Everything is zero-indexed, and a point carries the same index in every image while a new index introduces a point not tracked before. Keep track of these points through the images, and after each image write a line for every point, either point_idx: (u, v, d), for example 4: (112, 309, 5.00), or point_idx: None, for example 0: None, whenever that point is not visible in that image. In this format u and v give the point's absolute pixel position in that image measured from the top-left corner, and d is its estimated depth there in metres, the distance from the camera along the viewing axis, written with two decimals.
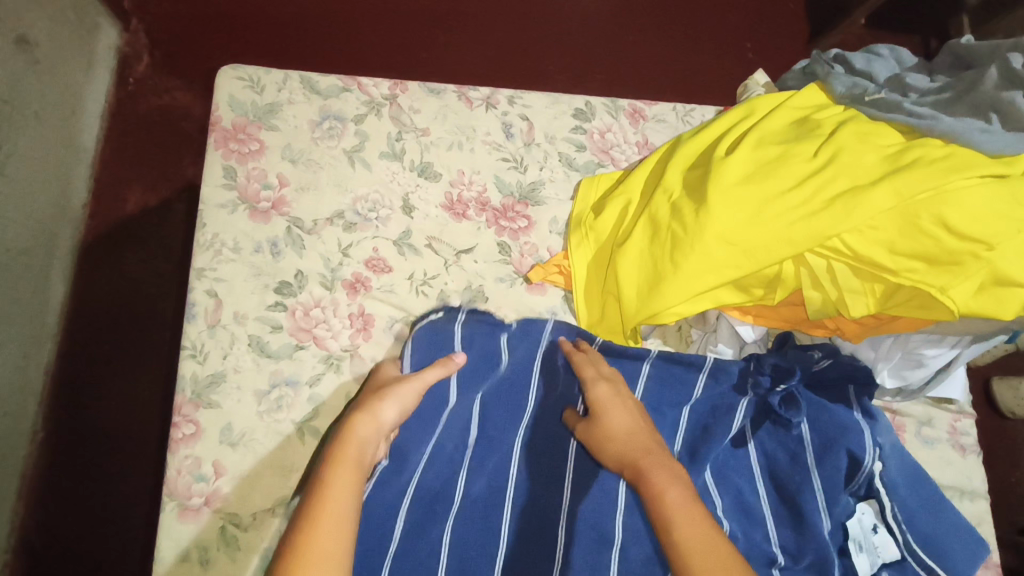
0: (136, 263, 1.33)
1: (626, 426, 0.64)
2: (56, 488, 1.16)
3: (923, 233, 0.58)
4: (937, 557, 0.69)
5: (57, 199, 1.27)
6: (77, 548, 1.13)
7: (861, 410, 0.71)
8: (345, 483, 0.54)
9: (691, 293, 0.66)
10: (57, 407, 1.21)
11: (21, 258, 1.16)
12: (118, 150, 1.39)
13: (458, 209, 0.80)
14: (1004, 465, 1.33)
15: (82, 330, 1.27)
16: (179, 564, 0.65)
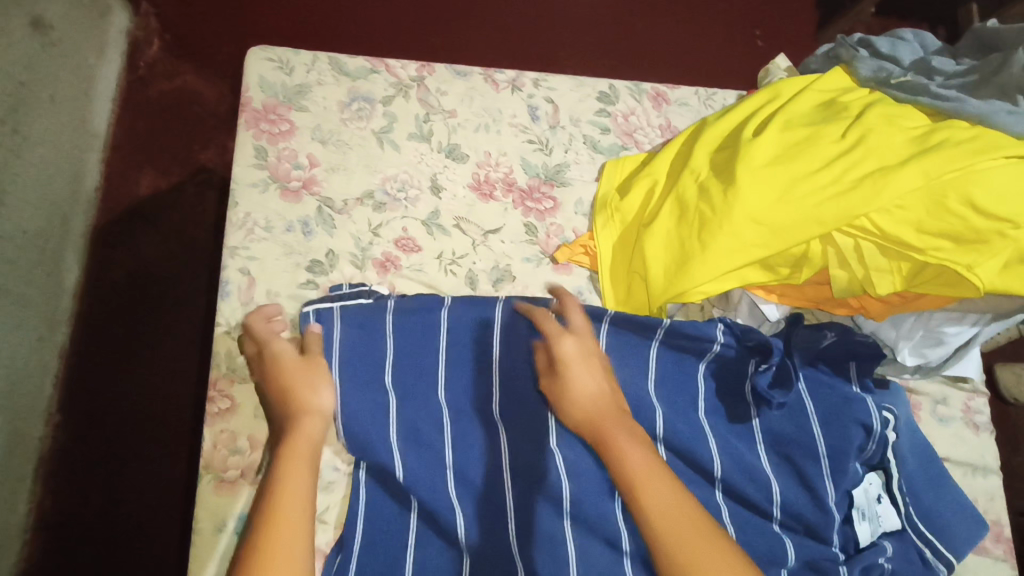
0: (151, 247, 1.33)
1: (586, 397, 0.62)
2: (73, 470, 1.17)
3: (951, 212, 0.59)
4: (935, 529, 0.76)
5: (70, 182, 1.27)
6: (95, 530, 1.14)
7: (862, 386, 0.77)
8: (296, 472, 0.55)
9: (718, 271, 0.67)
10: (73, 388, 1.22)
11: (36, 241, 1.16)
12: (130, 133, 1.39)
13: (485, 190, 0.81)
14: (1006, 449, 1.37)
15: (97, 312, 1.27)
16: (218, 535, 0.67)
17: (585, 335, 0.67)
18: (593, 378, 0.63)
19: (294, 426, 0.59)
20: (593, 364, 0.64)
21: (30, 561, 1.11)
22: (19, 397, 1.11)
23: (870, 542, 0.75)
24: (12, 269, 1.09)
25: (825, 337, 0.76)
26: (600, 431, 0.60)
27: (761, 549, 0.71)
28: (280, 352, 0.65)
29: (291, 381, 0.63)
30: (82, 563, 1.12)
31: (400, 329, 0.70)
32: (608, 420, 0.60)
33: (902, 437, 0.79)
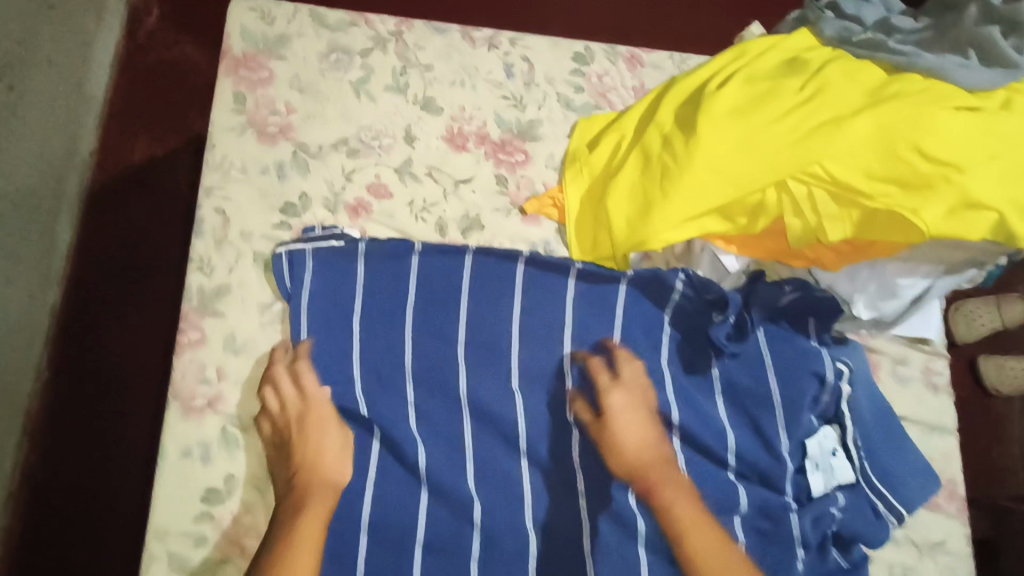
0: (141, 211, 1.35)
1: (633, 440, 0.72)
2: (61, 426, 1.20)
3: (900, 159, 0.61)
4: (888, 484, 0.78)
5: (65, 144, 1.29)
6: (80, 483, 1.17)
7: (820, 342, 0.79)
8: (310, 545, 0.63)
9: (678, 219, 0.69)
10: (62, 345, 1.24)
11: (29, 199, 1.18)
12: (126, 100, 1.42)
13: (459, 141, 0.83)
14: (985, 437, 1.38)
15: (88, 273, 1.30)
16: (182, 460, 0.70)
17: (630, 387, 0.76)
18: (637, 427, 0.73)
19: (318, 495, 0.67)
20: (641, 413, 0.74)
21: (16, 511, 1.14)
22: (8, 350, 1.14)
23: (823, 493, 0.77)
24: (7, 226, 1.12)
25: (784, 293, 0.77)
26: (649, 478, 0.70)
27: (713, 493, 0.75)
28: (314, 412, 0.71)
29: (325, 450, 0.70)
30: (67, 515, 1.15)
31: (371, 273, 0.76)
32: (654, 467, 0.71)
33: (859, 397, 0.79)
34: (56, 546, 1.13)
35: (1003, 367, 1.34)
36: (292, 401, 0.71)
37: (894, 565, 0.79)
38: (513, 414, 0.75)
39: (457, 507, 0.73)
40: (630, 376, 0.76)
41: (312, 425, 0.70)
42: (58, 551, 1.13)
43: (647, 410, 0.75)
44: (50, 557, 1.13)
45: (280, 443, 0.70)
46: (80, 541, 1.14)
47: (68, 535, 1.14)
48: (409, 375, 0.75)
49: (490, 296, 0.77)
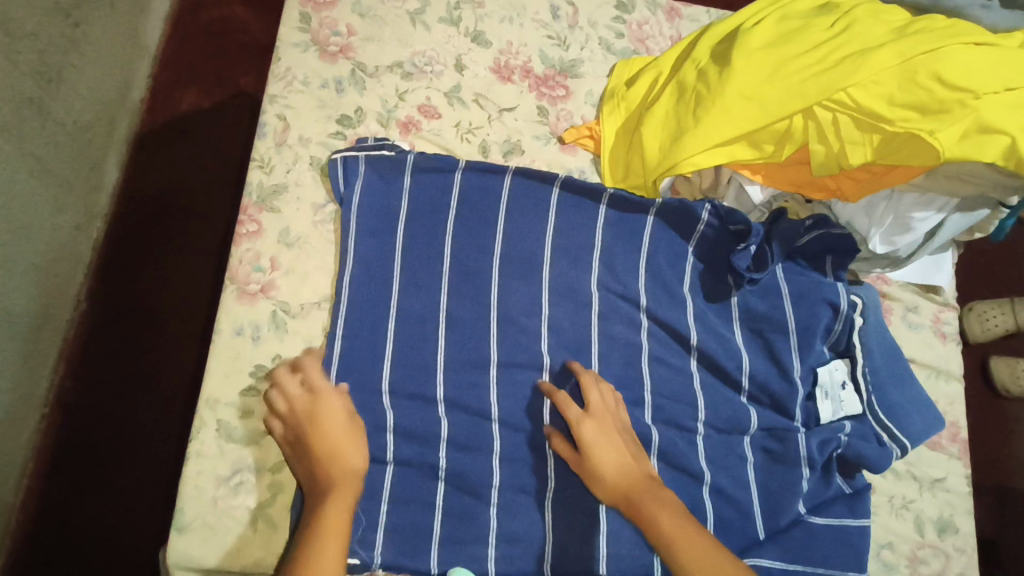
0: (185, 156, 1.37)
1: (612, 463, 0.70)
2: (96, 353, 1.19)
3: (920, 86, 0.66)
4: (892, 415, 0.80)
5: (118, 87, 1.30)
6: (108, 408, 1.16)
7: (836, 279, 0.83)
8: (336, 540, 0.61)
9: (709, 142, 0.74)
10: (100, 277, 1.25)
11: (83, 133, 1.20)
12: (178, 52, 1.44)
13: (504, 73, 0.88)
14: (993, 438, 1.33)
15: (130, 210, 1.31)
16: (234, 337, 0.75)
17: (601, 413, 0.73)
18: (617, 451, 0.71)
19: (328, 490, 0.64)
20: (621, 436, 0.73)
21: (46, 433, 1.13)
22: (52, 276, 1.14)
23: (831, 420, 0.81)
24: (58, 151, 1.12)
25: (804, 228, 0.81)
26: (634, 503, 0.68)
27: (724, 412, 0.80)
28: (315, 408, 0.69)
29: (334, 447, 0.67)
30: (93, 439, 1.14)
31: (417, 184, 0.81)
32: (639, 485, 0.69)
33: (869, 333, 0.82)
34: (81, 469, 1.11)
35: (1015, 367, 1.31)
36: (302, 399, 0.70)
37: (894, 496, 0.83)
38: (540, 324, 0.80)
39: (484, 405, 0.76)
40: (600, 402, 0.74)
41: (327, 411, 0.69)
42: (81, 474, 1.11)
43: (622, 430, 0.73)
44: (73, 479, 1.11)
45: (295, 444, 0.68)
46: (105, 465, 1.12)
47: (91, 459, 1.12)
48: (446, 279, 0.79)
49: (525, 214, 0.82)
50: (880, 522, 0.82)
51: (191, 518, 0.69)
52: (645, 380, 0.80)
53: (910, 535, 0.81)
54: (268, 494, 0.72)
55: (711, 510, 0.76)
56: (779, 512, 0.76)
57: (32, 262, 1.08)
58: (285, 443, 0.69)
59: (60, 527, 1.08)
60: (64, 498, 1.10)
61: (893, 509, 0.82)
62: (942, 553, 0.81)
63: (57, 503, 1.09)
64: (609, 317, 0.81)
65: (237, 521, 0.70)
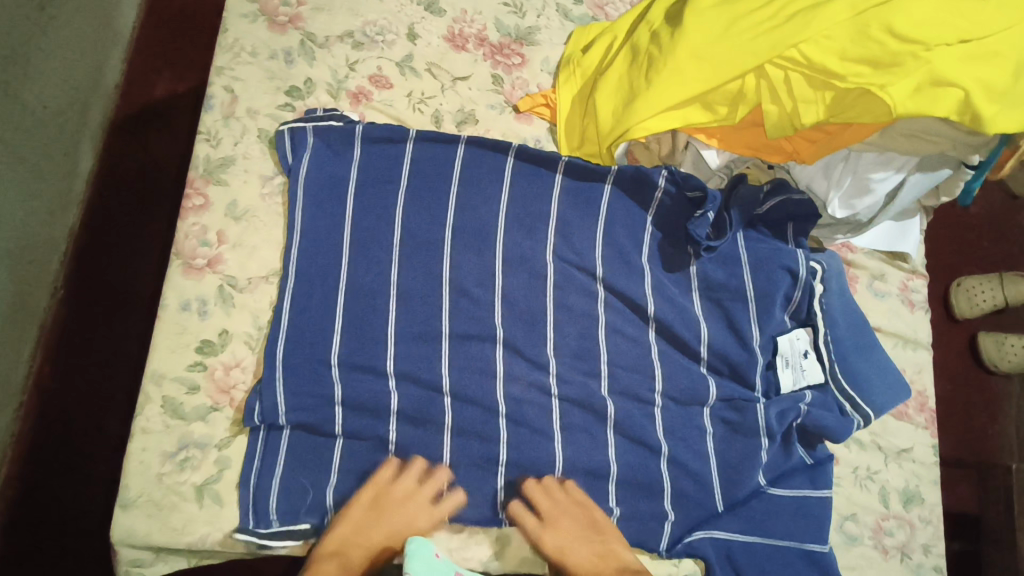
0: (161, 141, 1.25)
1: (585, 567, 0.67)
2: (73, 342, 1.12)
3: (872, 39, 0.63)
4: (857, 385, 0.78)
5: (97, 62, 1.18)
6: (85, 394, 1.09)
7: (797, 246, 0.82)
8: None
9: (661, 105, 0.72)
10: (78, 261, 1.16)
11: (56, 118, 1.09)
12: (152, 35, 1.30)
13: (458, 42, 0.86)
14: (980, 417, 1.30)
15: (108, 197, 1.20)
16: (180, 312, 0.74)
17: (557, 517, 0.70)
18: (583, 550, 0.68)
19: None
20: (583, 534, 0.69)
21: (24, 421, 1.07)
22: (25, 263, 1.06)
23: (792, 389, 0.80)
24: (31, 137, 1.03)
25: (762, 197, 0.80)
26: None
27: (682, 382, 0.78)
28: (413, 515, 0.68)
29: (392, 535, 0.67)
30: (68, 429, 1.07)
31: (366, 155, 0.80)
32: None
33: (831, 300, 0.81)
34: (55, 461, 1.06)
35: (1003, 344, 1.27)
36: (416, 504, 0.69)
37: (859, 467, 0.81)
38: (494, 296, 0.78)
39: (436, 378, 0.75)
40: (550, 505, 0.70)
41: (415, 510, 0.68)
42: (55, 467, 1.05)
43: (587, 529, 0.69)
44: (47, 472, 1.05)
45: (366, 510, 0.67)
46: (82, 453, 1.07)
47: (65, 451, 1.06)
48: (396, 252, 0.78)
49: (479, 184, 0.80)
50: (844, 494, 0.80)
51: (136, 495, 0.68)
52: (602, 350, 0.79)
53: (875, 507, 0.80)
54: (216, 470, 0.71)
55: (666, 481, 0.75)
56: (737, 483, 0.75)
57: (5, 251, 1.00)
58: (359, 497, 0.68)
59: (33, 521, 1.03)
60: (38, 490, 1.04)
61: (857, 481, 0.81)
62: (906, 524, 0.79)
63: (31, 495, 1.04)
64: (565, 288, 0.80)
65: (183, 498, 0.69)
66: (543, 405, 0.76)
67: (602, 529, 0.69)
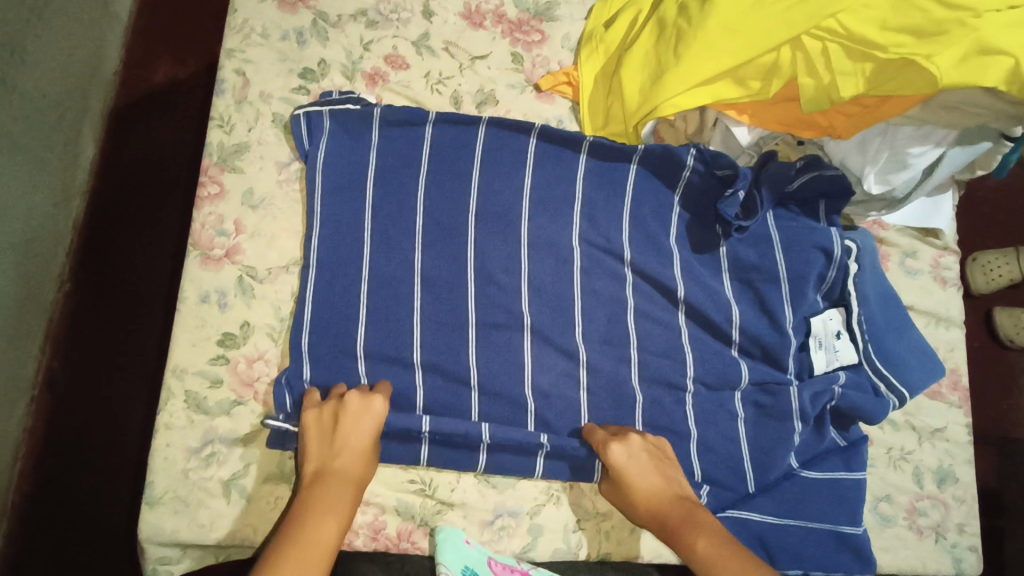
0: (164, 127, 1.21)
1: (646, 484, 0.67)
2: (84, 335, 1.10)
3: (915, 7, 0.61)
4: (891, 364, 0.76)
5: (93, 48, 1.14)
6: (98, 388, 1.08)
7: (829, 224, 0.80)
8: (331, 521, 0.58)
9: (691, 81, 0.69)
10: (84, 253, 1.14)
11: (55, 107, 1.05)
12: (150, 17, 1.26)
13: (476, 19, 0.83)
14: (998, 391, 1.28)
15: (111, 187, 1.17)
16: (199, 304, 0.72)
17: (629, 437, 0.69)
18: (646, 470, 0.68)
19: (340, 495, 0.61)
20: (648, 461, 0.69)
21: (35, 417, 1.06)
22: (31, 257, 1.04)
23: (825, 371, 0.78)
24: (31, 127, 1.00)
25: (795, 173, 0.77)
26: (668, 526, 0.64)
27: (714, 366, 0.77)
28: (364, 408, 0.67)
29: (357, 439, 0.65)
30: (80, 424, 1.06)
31: (384, 139, 0.77)
32: (670, 512, 0.65)
33: (865, 279, 0.78)
34: (68, 455, 1.05)
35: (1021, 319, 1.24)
36: (358, 398, 0.67)
37: (893, 448, 0.80)
38: (520, 282, 0.76)
39: (463, 368, 0.73)
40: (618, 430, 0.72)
41: (360, 408, 0.67)
42: (68, 460, 1.04)
43: (654, 457, 0.69)
44: (61, 465, 1.04)
45: (318, 433, 0.66)
46: (95, 447, 1.05)
47: (79, 445, 1.05)
48: (418, 239, 0.76)
49: (502, 167, 0.78)
50: (879, 475, 0.79)
51: (162, 492, 0.67)
52: (631, 335, 0.77)
53: (909, 487, 0.79)
54: (242, 465, 0.70)
55: (698, 466, 0.74)
56: (771, 468, 0.74)
57: (9, 244, 0.98)
58: (304, 433, 0.66)
59: (48, 515, 1.02)
60: (52, 484, 1.03)
61: (891, 462, 0.80)
62: (941, 504, 0.78)
63: (45, 490, 1.03)
64: (592, 272, 0.78)
65: (210, 493, 0.68)
66: (572, 393, 0.75)
67: (668, 460, 0.70)
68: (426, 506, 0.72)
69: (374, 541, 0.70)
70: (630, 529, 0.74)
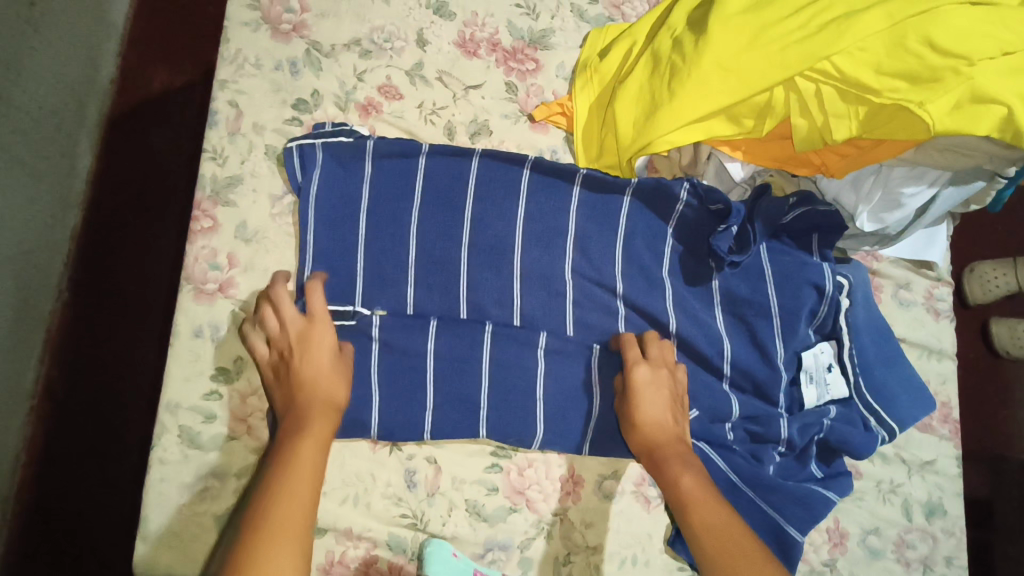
0: (160, 139, 1.21)
1: (653, 412, 0.70)
2: (80, 350, 1.10)
3: (910, 52, 0.61)
4: (881, 399, 0.77)
5: (89, 59, 1.14)
6: (98, 402, 1.08)
7: (821, 258, 0.79)
8: (309, 438, 0.61)
9: (685, 119, 0.69)
10: (81, 266, 1.13)
11: (52, 119, 1.04)
12: (146, 28, 1.25)
13: (470, 48, 0.83)
14: (992, 405, 1.28)
15: (107, 200, 1.17)
16: (193, 338, 0.72)
17: (660, 367, 0.72)
18: (660, 402, 0.70)
19: (309, 406, 0.64)
20: (666, 392, 0.71)
21: (34, 427, 1.05)
22: (28, 270, 1.03)
23: (816, 406, 0.78)
24: (30, 141, 0.99)
25: (787, 207, 0.77)
26: (659, 458, 0.67)
27: (706, 402, 0.77)
28: (310, 329, 0.68)
29: (314, 359, 0.67)
30: (79, 434, 1.07)
31: (377, 171, 0.77)
32: (665, 444, 0.68)
33: (857, 314, 0.78)
34: (67, 461, 1.06)
35: (1017, 331, 1.24)
36: (299, 320, 0.69)
37: (882, 481, 0.80)
38: (512, 315, 0.77)
39: (456, 401, 0.74)
40: (658, 353, 0.74)
41: (300, 329, 0.68)
42: (67, 469, 1.05)
43: (678, 392, 0.72)
44: (60, 477, 1.05)
45: (273, 363, 0.69)
46: (94, 459, 1.06)
47: (76, 454, 1.06)
48: (411, 273, 0.76)
49: (495, 199, 0.78)
50: (868, 508, 0.79)
51: (157, 526, 0.68)
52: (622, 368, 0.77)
53: (898, 520, 0.79)
54: (235, 499, 0.70)
55: None
56: None
57: (8, 257, 0.97)
58: (263, 365, 0.69)
59: (47, 525, 1.03)
60: (51, 495, 1.04)
61: (880, 494, 0.80)
62: (929, 536, 0.79)
63: (45, 498, 1.04)
64: (585, 306, 0.78)
65: (203, 527, 0.69)
66: (564, 427, 0.75)
67: (681, 404, 0.72)
68: (418, 540, 0.72)
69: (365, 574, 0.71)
70: (619, 562, 0.75)
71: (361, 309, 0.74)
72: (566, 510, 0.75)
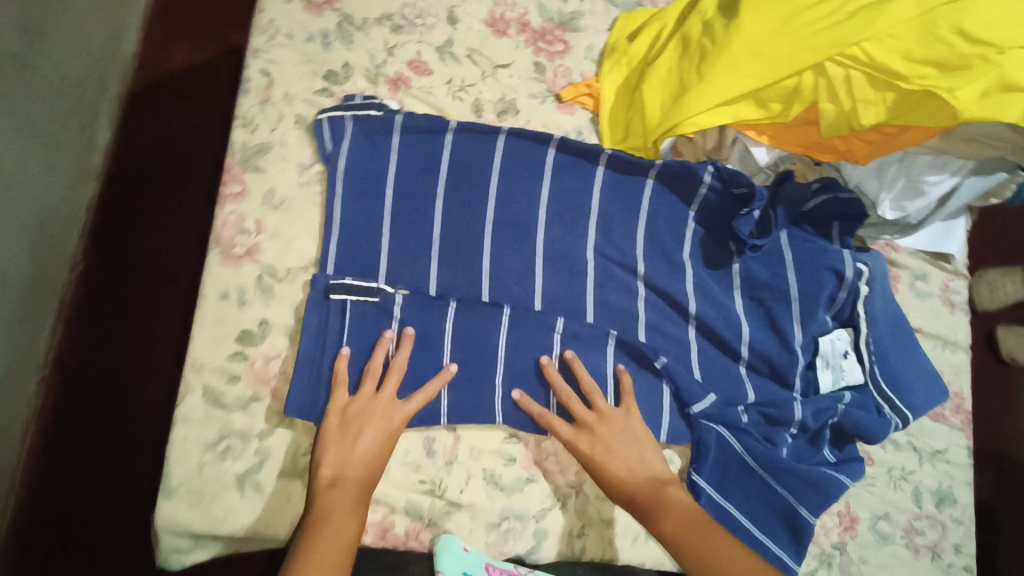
0: (181, 114, 1.22)
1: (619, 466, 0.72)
2: (95, 318, 1.11)
3: (940, 40, 0.62)
4: (896, 387, 0.77)
5: (111, 31, 1.15)
6: (112, 372, 1.09)
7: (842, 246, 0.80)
8: (350, 516, 0.65)
9: (714, 101, 0.69)
10: (98, 236, 1.14)
11: (75, 90, 1.06)
12: (171, 3, 1.26)
13: (500, 27, 0.84)
14: (998, 406, 1.29)
15: (127, 172, 1.18)
16: (218, 301, 0.73)
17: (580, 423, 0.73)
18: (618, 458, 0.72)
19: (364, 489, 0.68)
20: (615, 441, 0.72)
21: (47, 394, 1.07)
22: (45, 237, 1.04)
23: (829, 391, 0.79)
24: (53, 109, 1.01)
25: (811, 194, 0.78)
26: (638, 503, 0.70)
27: (722, 383, 0.78)
28: (393, 407, 0.71)
29: (388, 434, 0.70)
30: (90, 404, 1.07)
31: (406, 144, 0.78)
32: (643, 489, 0.70)
33: (876, 300, 0.78)
34: (78, 431, 1.06)
35: None
36: (389, 395, 0.72)
37: (894, 467, 0.81)
38: (533, 291, 0.78)
39: (476, 374, 0.75)
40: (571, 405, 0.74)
41: (385, 408, 0.71)
42: (78, 438, 1.06)
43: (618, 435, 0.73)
44: (69, 444, 1.05)
45: (343, 422, 0.70)
46: (106, 428, 1.07)
47: (87, 423, 1.07)
48: (436, 246, 0.77)
49: (520, 175, 0.79)
50: (879, 494, 0.80)
51: (177, 484, 0.69)
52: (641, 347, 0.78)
53: (908, 507, 0.80)
54: (256, 460, 0.71)
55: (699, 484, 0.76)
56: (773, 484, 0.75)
57: (26, 223, 0.97)
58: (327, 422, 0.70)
59: (53, 491, 1.03)
60: (57, 463, 1.04)
61: (891, 481, 0.81)
62: (938, 524, 0.80)
63: (51, 465, 1.04)
64: (605, 285, 0.79)
65: (224, 487, 0.70)
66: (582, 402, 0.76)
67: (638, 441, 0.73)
68: (434, 507, 0.73)
69: (382, 539, 0.72)
70: (632, 538, 0.75)
71: (384, 284, 0.75)
72: (582, 484, 0.76)
